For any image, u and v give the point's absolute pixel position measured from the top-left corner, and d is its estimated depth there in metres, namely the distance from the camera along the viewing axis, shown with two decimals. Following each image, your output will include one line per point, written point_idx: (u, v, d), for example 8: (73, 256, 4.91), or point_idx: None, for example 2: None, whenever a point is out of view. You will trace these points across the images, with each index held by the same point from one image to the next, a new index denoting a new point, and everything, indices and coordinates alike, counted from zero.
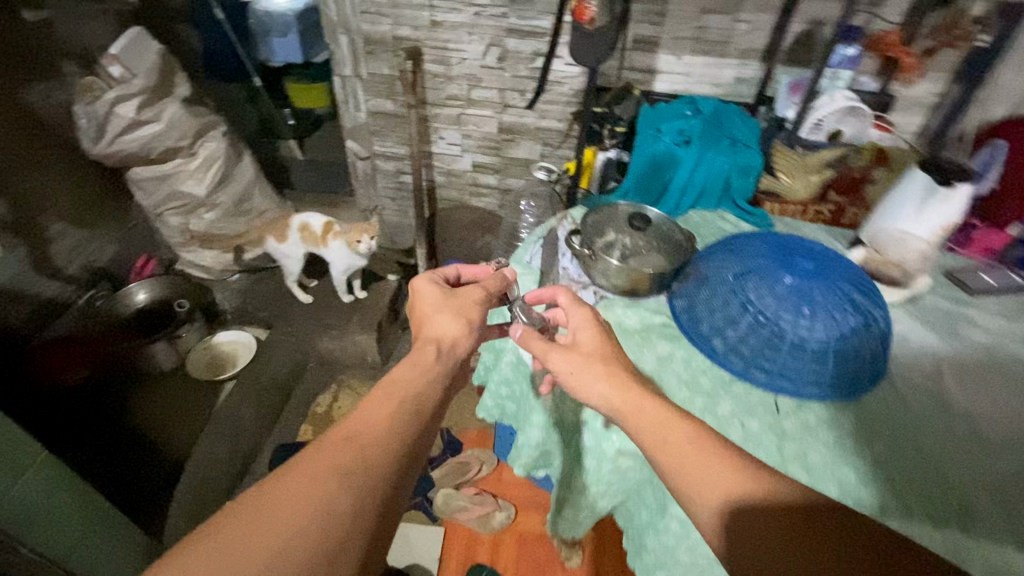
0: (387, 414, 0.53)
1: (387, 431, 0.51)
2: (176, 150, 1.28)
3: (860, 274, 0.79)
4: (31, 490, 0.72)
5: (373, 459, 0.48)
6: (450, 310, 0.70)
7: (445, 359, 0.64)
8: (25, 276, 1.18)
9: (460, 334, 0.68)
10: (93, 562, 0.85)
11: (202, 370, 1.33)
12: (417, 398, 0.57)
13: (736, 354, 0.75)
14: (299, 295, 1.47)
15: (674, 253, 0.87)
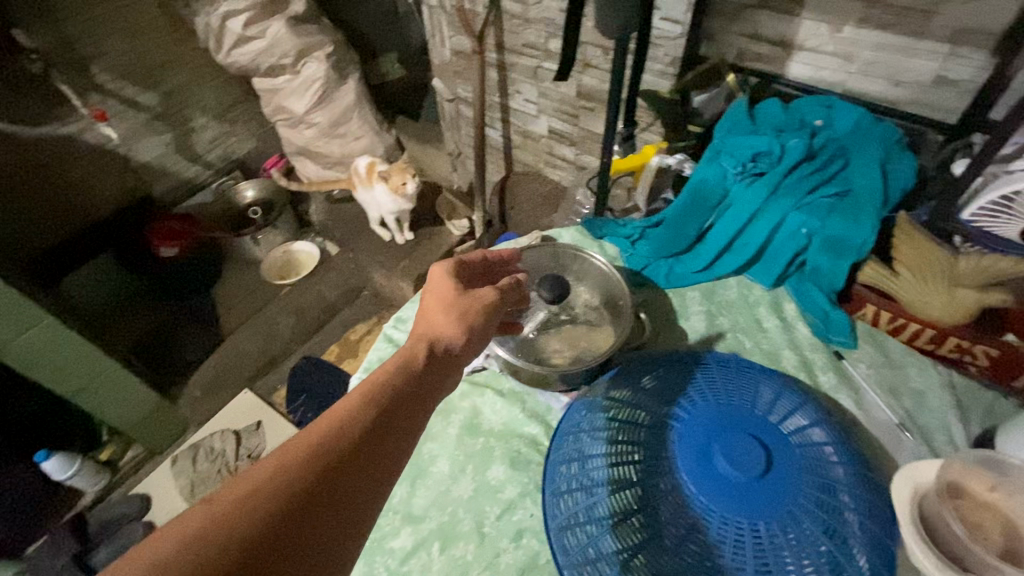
0: (358, 403, 0.39)
1: (366, 429, 0.37)
2: (282, 67, 1.37)
3: (835, 531, 0.44)
4: (36, 341, 0.94)
5: (334, 466, 0.35)
6: (457, 308, 0.50)
7: (443, 362, 0.45)
8: (169, 157, 1.48)
9: (459, 329, 0.48)
10: (105, 401, 1.10)
11: (276, 270, 1.54)
12: (407, 385, 0.42)
13: (574, 530, 0.48)
14: (380, 235, 1.52)
15: (606, 344, 0.63)
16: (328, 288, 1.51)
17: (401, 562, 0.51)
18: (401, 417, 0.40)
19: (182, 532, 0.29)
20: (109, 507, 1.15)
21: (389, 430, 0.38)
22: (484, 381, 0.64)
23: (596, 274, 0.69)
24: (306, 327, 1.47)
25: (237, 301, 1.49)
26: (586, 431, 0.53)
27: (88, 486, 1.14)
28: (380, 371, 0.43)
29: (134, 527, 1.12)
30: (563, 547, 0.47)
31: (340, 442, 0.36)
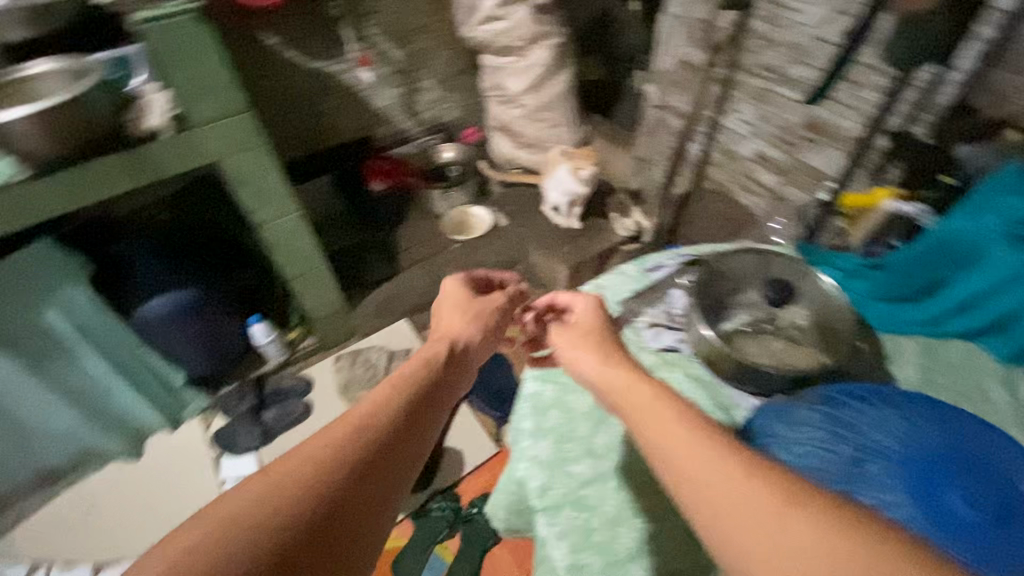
0: (382, 394, 0.53)
1: (397, 413, 0.50)
2: (512, 49, 1.50)
3: None
4: (284, 229, 1.15)
5: (374, 439, 0.47)
6: (469, 312, 0.70)
7: (458, 357, 0.63)
8: (395, 108, 1.70)
9: (471, 329, 0.67)
10: (307, 292, 1.31)
11: (452, 227, 1.67)
12: (426, 379, 0.56)
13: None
14: (549, 217, 1.59)
15: (818, 361, 0.64)
16: (490, 254, 1.63)
17: (579, 487, 0.57)
18: (427, 401, 0.54)
19: (272, 477, 0.41)
20: (281, 378, 1.37)
21: (417, 413, 0.51)
22: (674, 360, 0.67)
23: (823, 290, 0.68)
24: (464, 282, 1.60)
25: (416, 244, 1.64)
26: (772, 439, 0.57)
27: (271, 358, 1.37)
28: (403, 369, 0.58)
29: (295, 403, 1.33)
30: None
31: (374, 421, 0.48)
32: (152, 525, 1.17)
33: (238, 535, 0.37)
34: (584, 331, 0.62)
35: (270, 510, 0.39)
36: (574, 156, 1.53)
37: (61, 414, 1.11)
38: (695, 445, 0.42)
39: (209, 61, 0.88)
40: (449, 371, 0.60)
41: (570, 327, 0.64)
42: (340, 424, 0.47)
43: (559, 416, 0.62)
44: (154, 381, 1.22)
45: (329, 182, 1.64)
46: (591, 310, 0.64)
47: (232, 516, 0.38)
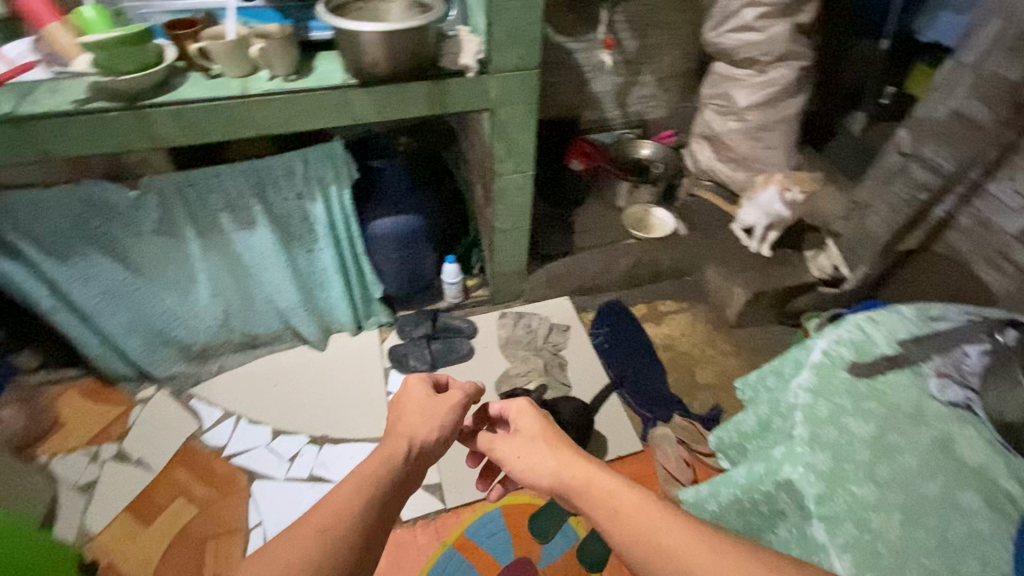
0: (349, 492, 0.62)
1: (361, 514, 0.60)
2: (754, 62, 1.47)
3: None
4: (515, 185, 1.22)
5: (343, 544, 0.57)
6: (429, 415, 0.79)
7: (419, 453, 0.73)
8: (608, 96, 1.73)
9: (432, 427, 0.77)
10: (503, 246, 1.37)
11: (630, 221, 1.66)
12: (389, 476, 0.66)
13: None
14: (738, 238, 1.54)
15: None
16: (664, 258, 1.61)
17: (861, 509, 0.56)
18: (384, 505, 0.63)
19: None
20: (451, 316, 1.47)
21: (380, 513, 0.62)
22: (961, 417, 0.63)
23: None
24: (632, 278, 1.62)
25: (594, 228, 1.66)
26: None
27: (449, 297, 1.46)
28: (368, 467, 0.67)
29: (462, 343, 1.42)
30: None
31: (342, 525, 0.58)
32: (325, 412, 1.30)
33: None
34: (529, 437, 0.72)
35: None
36: (786, 177, 1.45)
37: (287, 290, 1.27)
38: (619, 505, 0.57)
39: (533, 24, 0.96)
40: (409, 468, 0.70)
41: (516, 436, 0.74)
42: (314, 528, 0.57)
43: (837, 434, 0.61)
44: (358, 288, 1.35)
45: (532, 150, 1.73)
46: (536, 418, 0.75)
47: None
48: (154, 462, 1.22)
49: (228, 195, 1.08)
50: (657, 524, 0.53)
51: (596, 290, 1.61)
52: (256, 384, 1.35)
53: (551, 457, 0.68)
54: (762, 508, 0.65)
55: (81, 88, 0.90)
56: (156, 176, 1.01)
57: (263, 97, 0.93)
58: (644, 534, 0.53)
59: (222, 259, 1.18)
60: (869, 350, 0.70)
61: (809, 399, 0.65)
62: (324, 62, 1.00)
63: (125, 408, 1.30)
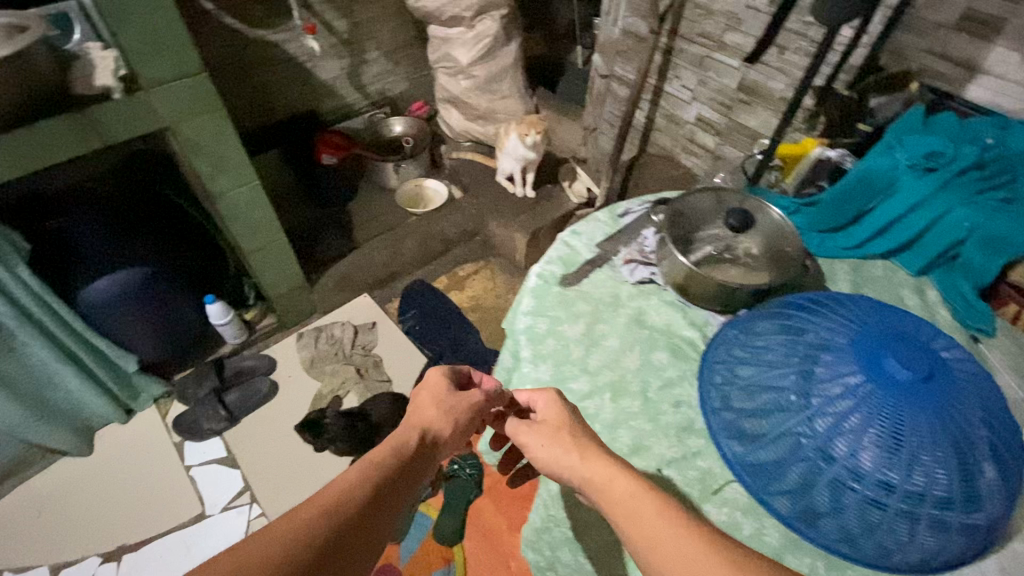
0: (353, 483, 0.46)
1: (352, 527, 0.42)
2: (461, 19, 1.49)
3: (955, 428, 0.51)
4: (244, 199, 1.11)
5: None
6: (448, 400, 0.59)
7: (431, 452, 0.54)
8: (340, 80, 1.66)
9: (454, 420, 0.58)
10: (267, 264, 1.26)
11: (406, 200, 1.66)
12: (394, 475, 0.49)
13: (722, 415, 0.60)
14: (504, 187, 1.63)
15: (772, 269, 0.71)
16: (449, 226, 1.63)
17: (579, 400, 0.63)
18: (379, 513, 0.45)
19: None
20: (243, 357, 1.33)
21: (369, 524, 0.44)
22: (648, 291, 0.74)
23: (763, 209, 0.74)
24: (426, 254, 1.61)
25: (374, 217, 1.63)
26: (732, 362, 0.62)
27: (230, 337, 1.33)
28: (373, 458, 0.50)
29: (262, 381, 1.29)
30: (732, 447, 0.58)
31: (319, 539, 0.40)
32: (119, 516, 1.12)
33: None
34: (557, 430, 0.54)
35: None
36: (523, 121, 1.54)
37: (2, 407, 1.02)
38: (638, 501, 0.45)
39: (171, 24, 0.84)
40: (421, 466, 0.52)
41: (538, 428, 0.55)
42: (295, 533, 0.40)
43: (555, 343, 0.68)
44: (107, 367, 1.15)
45: (278, 155, 1.61)
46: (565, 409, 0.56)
47: None
48: None
49: None
50: (670, 528, 0.42)
51: (394, 276, 1.58)
52: (16, 523, 1.10)
53: (577, 455, 0.51)
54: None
55: None
56: None
57: None
58: (661, 538, 0.42)
59: None
60: (574, 260, 0.78)
61: (531, 321, 0.71)
62: None
63: None
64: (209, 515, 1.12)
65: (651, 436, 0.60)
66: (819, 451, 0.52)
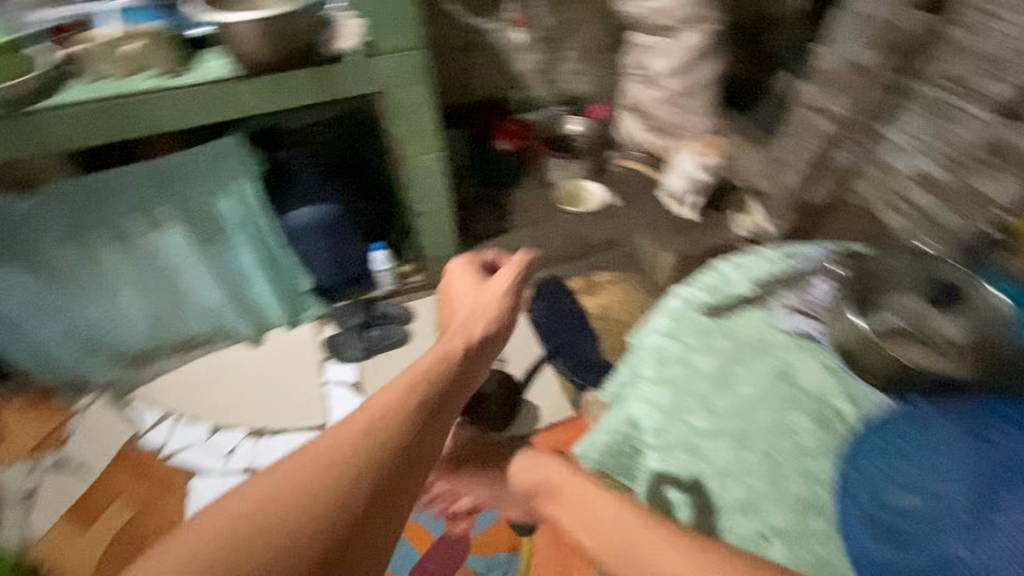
0: (400, 390, 0.59)
1: (401, 422, 0.56)
2: (666, 28, 1.46)
3: None
4: (424, 164, 1.23)
5: (370, 469, 0.52)
6: (469, 297, 0.82)
7: (474, 347, 0.71)
8: (531, 74, 1.72)
9: (484, 307, 0.78)
10: (427, 226, 1.38)
11: (564, 198, 1.68)
12: (435, 377, 0.63)
13: (859, 503, 0.53)
14: (665, 206, 1.57)
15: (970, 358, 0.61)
16: (598, 231, 1.62)
17: (697, 435, 0.60)
18: (430, 411, 0.59)
19: (261, 490, 0.48)
20: (388, 305, 1.48)
21: (423, 420, 0.58)
22: (803, 347, 0.66)
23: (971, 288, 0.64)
24: (566, 253, 1.61)
25: (529, 208, 1.67)
26: (901, 448, 0.56)
27: (381, 285, 1.49)
28: (417, 367, 0.64)
29: (397, 330, 1.44)
30: (873, 534, 0.51)
31: (382, 431, 0.54)
32: (265, 404, 1.33)
33: (242, 534, 0.46)
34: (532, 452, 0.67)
35: (261, 511, 0.47)
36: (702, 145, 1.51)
37: (211, 289, 1.29)
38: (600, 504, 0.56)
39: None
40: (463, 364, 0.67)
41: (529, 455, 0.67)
42: (356, 439, 0.53)
43: (679, 370, 0.65)
44: (286, 281, 1.36)
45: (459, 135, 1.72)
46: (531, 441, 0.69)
47: (221, 526, 0.46)
48: (93, 466, 1.24)
49: (134, 196, 1.09)
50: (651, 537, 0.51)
51: (532, 268, 1.61)
52: (196, 384, 1.36)
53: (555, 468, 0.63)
54: (625, 451, 0.64)
55: None
56: (54, 184, 1.04)
57: (148, 93, 0.94)
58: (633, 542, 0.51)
59: (142, 264, 1.19)
60: (725, 292, 0.72)
61: (665, 340, 0.68)
62: (210, 57, 1.00)
63: (63, 418, 1.30)
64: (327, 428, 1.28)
65: (767, 501, 0.55)
66: (952, 558, 0.49)
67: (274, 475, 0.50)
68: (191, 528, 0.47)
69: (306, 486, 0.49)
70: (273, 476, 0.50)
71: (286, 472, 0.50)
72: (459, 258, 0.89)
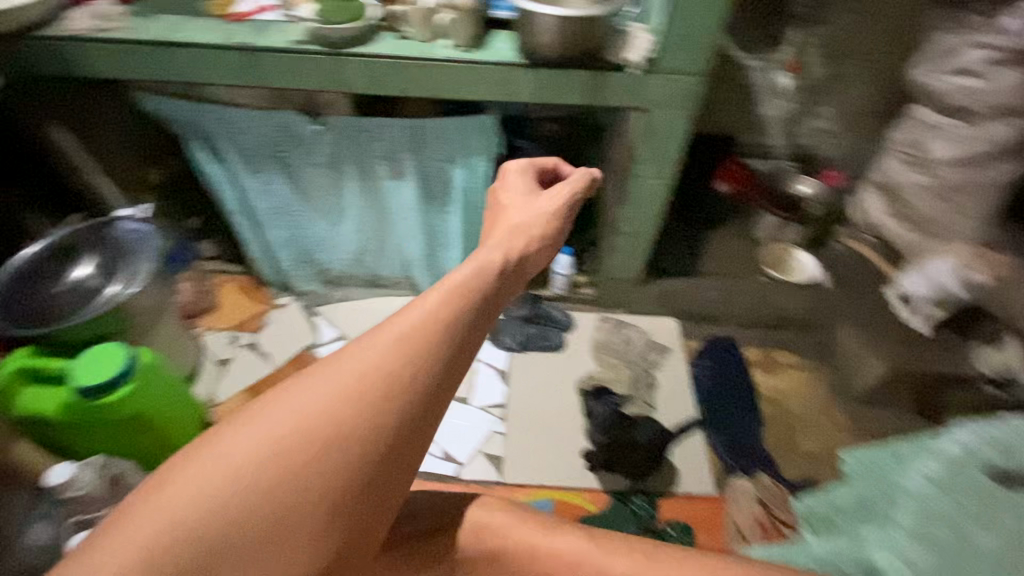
0: (411, 324, 0.55)
1: (406, 369, 0.52)
2: (967, 113, 1.19)
3: None
4: (650, 190, 1.20)
5: (378, 410, 0.51)
6: (524, 203, 0.81)
7: (511, 267, 0.65)
8: (773, 123, 1.53)
9: (539, 219, 0.77)
10: (625, 248, 1.36)
11: (769, 262, 1.52)
12: (456, 308, 0.57)
13: None
14: (889, 304, 1.37)
15: None
16: (795, 305, 1.50)
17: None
18: (442, 351, 0.54)
19: (269, 424, 0.49)
20: (553, 307, 1.50)
21: (431, 363, 0.54)
22: None
23: None
24: (750, 317, 1.50)
25: (726, 259, 1.56)
26: None
27: (554, 286, 1.48)
28: (435, 295, 0.58)
29: (556, 336, 1.45)
30: None
31: (385, 377, 0.52)
32: None
33: (257, 469, 0.48)
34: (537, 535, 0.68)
35: (269, 449, 0.48)
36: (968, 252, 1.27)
37: (414, 242, 1.38)
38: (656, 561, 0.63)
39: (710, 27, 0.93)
40: (499, 284, 0.62)
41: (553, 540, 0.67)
42: (359, 383, 0.51)
43: (951, 532, 0.65)
44: None
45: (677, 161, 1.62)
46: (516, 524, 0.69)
47: (235, 452, 0.48)
48: (274, 358, 1.41)
49: (391, 144, 1.18)
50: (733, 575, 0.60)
51: (709, 319, 1.52)
52: (369, 320, 1.49)
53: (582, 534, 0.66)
54: (854, 565, 0.69)
55: (298, 30, 1.04)
56: (337, 117, 1.15)
57: (442, 62, 1.01)
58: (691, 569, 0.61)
59: (374, 204, 1.31)
60: (1018, 455, 0.70)
61: (947, 482, 0.69)
62: (500, 39, 1.04)
63: (265, 308, 1.50)
64: (470, 404, 1.34)
65: None
66: None
67: (280, 414, 0.50)
68: (225, 438, 0.49)
69: (309, 430, 0.49)
70: (284, 408, 0.50)
71: (289, 418, 0.49)
72: (514, 163, 0.89)
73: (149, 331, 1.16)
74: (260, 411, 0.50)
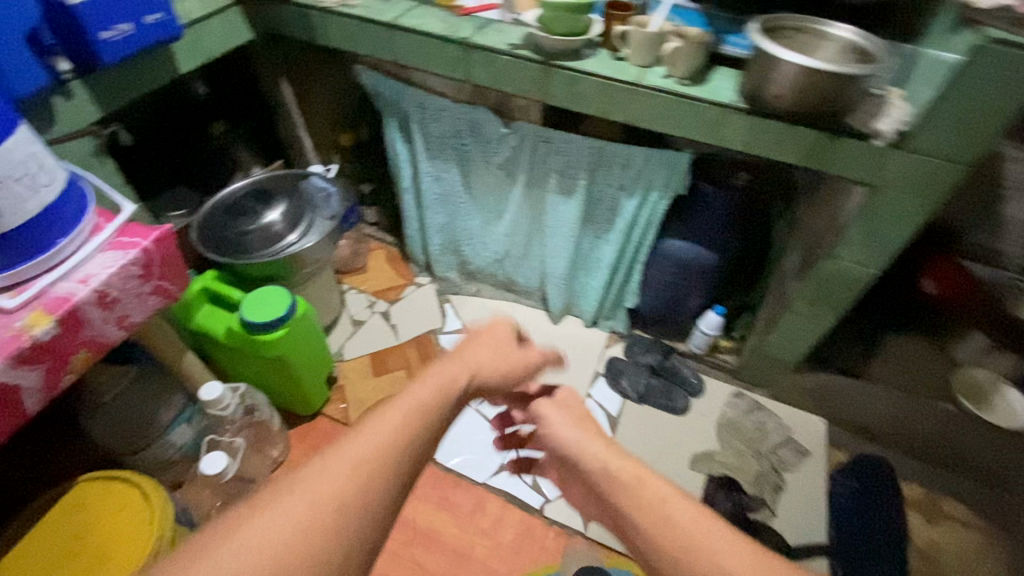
0: (395, 420, 0.52)
1: (396, 451, 0.50)
2: None
3: None
4: (846, 274, 1.03)
5: (371, 495, 0.46)
6: (493, 355, 0.72)
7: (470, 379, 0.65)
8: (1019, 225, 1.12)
9: (495, 370, 0.71)
10: (790, 330, 1.20)
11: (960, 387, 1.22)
12: (432, 402, 0.56)
13: None
14: None
15: None
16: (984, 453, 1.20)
17: None
18: (424, 438, 0.53)
19: (257, 524, 0.42)
20: (685, 364, 1.38)
21: (414, 448, 0.51)
22: None
23: None
24: (915, 446, 1.25)
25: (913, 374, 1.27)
26: None
27: (693, 344, 1.37)
28: (415, 390, 0.57)
29: (680, 399, 1.33)
30: None
31: (377, 464, 0.48)
32: None
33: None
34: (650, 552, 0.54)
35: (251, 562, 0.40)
36: None
37: (560, 261, 1.34)
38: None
39: (998, 113, 0.75)
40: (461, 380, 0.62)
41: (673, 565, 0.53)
42: (349, 470, 0.46)
43: None
44: (618, 289, 1.36)
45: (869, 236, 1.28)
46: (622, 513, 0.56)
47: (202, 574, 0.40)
48: (402, 333, 1.47)
49: (568, 161, 1.14)
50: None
51: (869, 432, 1.30)
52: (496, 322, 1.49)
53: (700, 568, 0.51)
54: None
55: (513, 34, 1.05)
56: (526, 124, 1.14)
57: (653, 90, 0.94)
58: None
59: (534, 213, 1.30)
60: None
61: None
62: (720, 77, 0.95)
63: (405, 283, 1.57)
64: None
65: None
66: None
67: (231, 552, 0.41)
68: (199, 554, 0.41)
69: (306, 519, 0.43)
70: (268, 509, 0.43)
71: (250, 551, 0.41)
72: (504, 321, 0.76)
73: (307, 280, 1.27)
74: (205, 550, 0.41)
